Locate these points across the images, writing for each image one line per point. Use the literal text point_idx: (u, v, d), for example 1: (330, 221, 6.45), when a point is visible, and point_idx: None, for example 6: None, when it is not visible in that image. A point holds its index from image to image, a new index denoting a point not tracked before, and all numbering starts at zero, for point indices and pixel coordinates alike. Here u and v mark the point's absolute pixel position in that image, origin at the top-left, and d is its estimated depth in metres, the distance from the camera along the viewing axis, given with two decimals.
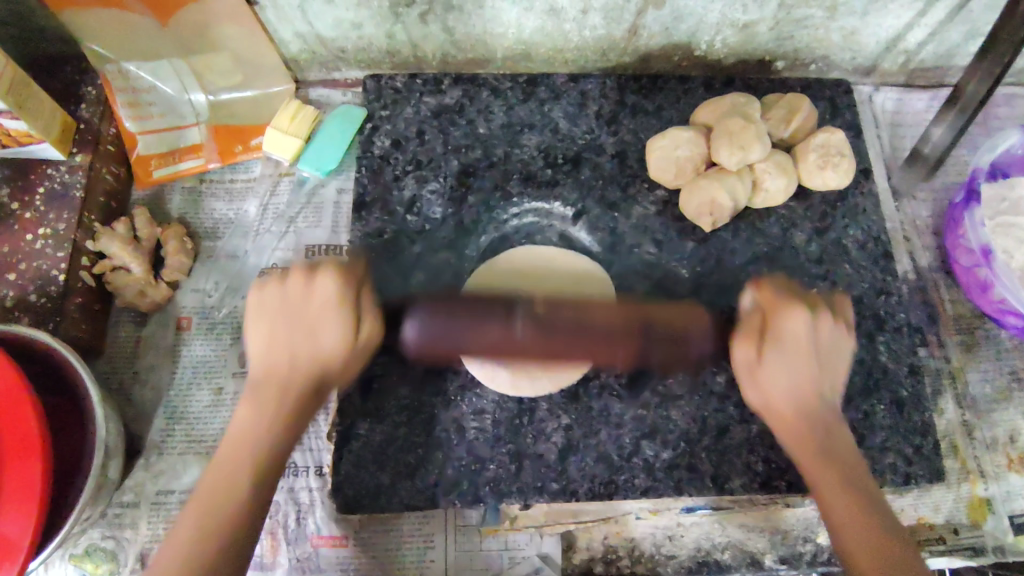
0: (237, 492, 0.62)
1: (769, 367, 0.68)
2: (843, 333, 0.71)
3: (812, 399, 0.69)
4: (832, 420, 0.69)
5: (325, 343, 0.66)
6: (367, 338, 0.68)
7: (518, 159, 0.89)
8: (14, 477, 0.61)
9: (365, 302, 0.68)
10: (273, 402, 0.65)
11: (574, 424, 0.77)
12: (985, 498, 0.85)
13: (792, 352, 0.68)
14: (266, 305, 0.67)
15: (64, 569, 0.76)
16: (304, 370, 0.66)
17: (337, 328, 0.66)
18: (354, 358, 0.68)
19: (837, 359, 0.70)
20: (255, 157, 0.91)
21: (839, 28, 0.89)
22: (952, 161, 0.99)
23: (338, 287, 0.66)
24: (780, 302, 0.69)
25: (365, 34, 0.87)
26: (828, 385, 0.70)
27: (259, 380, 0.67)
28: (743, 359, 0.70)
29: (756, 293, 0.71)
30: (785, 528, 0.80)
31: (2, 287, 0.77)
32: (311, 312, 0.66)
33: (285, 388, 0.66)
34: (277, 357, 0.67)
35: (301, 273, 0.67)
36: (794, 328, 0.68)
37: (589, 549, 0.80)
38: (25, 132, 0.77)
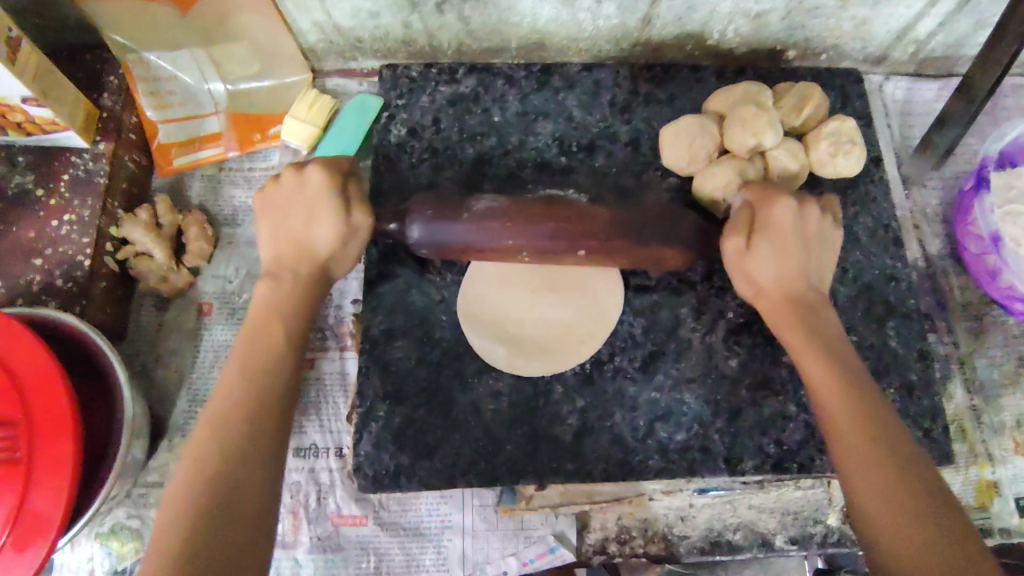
0: (267, 343, 0.66)
1: (760, 254, 0.72)
2: (828, 224, 0.75)
3: (799, 282, 0.72)
4: (821, 305, 0.72)
5: (319, 229, 0.70)
6: (359, 225, 0.71)
7: (533, 147, 0.90)
8: (47, 454, 0.62)
9: (353, 187, 0.72)
10: (287, 285, 0.69)
11: (589, 406, 0.79)
12: (991, 481, 0.86)
13: (778, 237, 0.72)
14: (266, 204, 0.72)
15: (91, 547, 0.77)
16: (309, 258, 0.71)
17: (327, 209, 0.70)
18: (352, 242, 0.71)
19: (825, 246, 0.74)
20: (273, 146, 0.93)
21: (851, 17, 0.90)
22: (962, 150, 1.00)
23: (324, 173, 0.71)
24: (766, 194, 0.74)
25: (382, 24, 0.89)
26: (815, 269, 0.74)
27: (272, 265, 0.71)
28: (734, 253, 0.73)
29: (745, 192, 0.76)
30: (796, 510, 0.82)
31: (29, 271, 0.79)
32: (303, 197, 0.71)
33: (296, 269, 0.70)
34: (282, 251, 0.71)
35: (292, 167, 0.73)
36: (781, 215, 0.72)
37: (603, 529, 0.80)
38: (50, 120, 0.78)
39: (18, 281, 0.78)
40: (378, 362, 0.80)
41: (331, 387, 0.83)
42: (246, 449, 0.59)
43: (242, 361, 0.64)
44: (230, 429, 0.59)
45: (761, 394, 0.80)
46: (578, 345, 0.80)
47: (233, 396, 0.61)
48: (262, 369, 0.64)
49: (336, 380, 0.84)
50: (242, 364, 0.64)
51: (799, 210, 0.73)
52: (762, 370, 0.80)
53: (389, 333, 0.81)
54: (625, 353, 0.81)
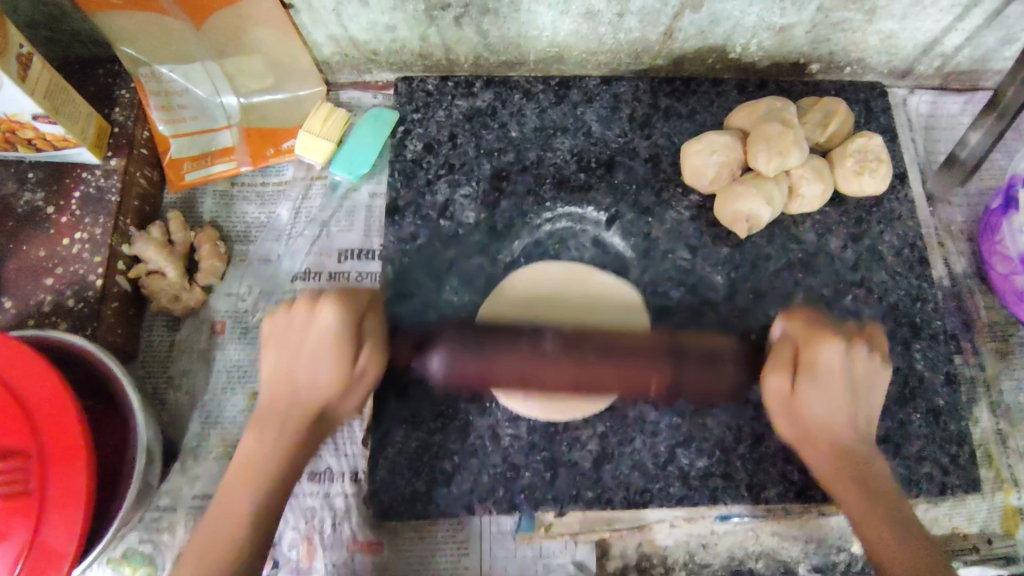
0: (245, 506, 0.63)
1: (805, 397, 0.68)
2: (877, 368, 0.71)
3: (845, 430, 0.68)
4: (867, 453, 0.68)
5: (320, 375, 0.66)
6: (365, 370, 0.68)
7: (551, 163, 0.88)
8: (60, 486, 0.61)
9: (366, 324, 0.69)
10: (274, 429, 0.66)
11: (609, 432, 0.77)
12: (1018, 508, 0.85)
13: (826, 379, 0.68)
14: (278, 334, 0.69)
15: (102, 573, 0.76)
16: (301, 409, 0.66)
17: (332, 365, 0.66)
18: (351, 390, 0.67)
19: (871, 392, 0.70)
20: (287, 160, 0.91)
21: (878, 31, 0.88)
22: (988, 166, 0.97)
23: (336, 319, 0.66)
24: (813, 335, 0.69)
25: (398, 37, 0.87)
26: (862, 417, 0.69)
27: (264, 409, 0.67)
28: (777, 392, 0.69)
29: (788, 326, 0.72)
30: (820, 538, 0.80)
31: (40, 291, 0.77)
32: (310, 346, 0.67)
33: (287, 418, 0.66)
34: (270, 412, 0.67)
35: (305, 303, 0.68)
36: (829, 358, 0.68)
37: (623, 556, 0.79)
38: (62, 136, 0.77)
39: (29, 301, 0.77)
40: (394, 385, 0.78)
41: None
42: None
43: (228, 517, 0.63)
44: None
45: None
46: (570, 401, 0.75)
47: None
48: (231, 544, 0.62)
49: None
50: (213, 533, 0.62)
51: (846, 353, 0.69)
52: None
53: None
54: None
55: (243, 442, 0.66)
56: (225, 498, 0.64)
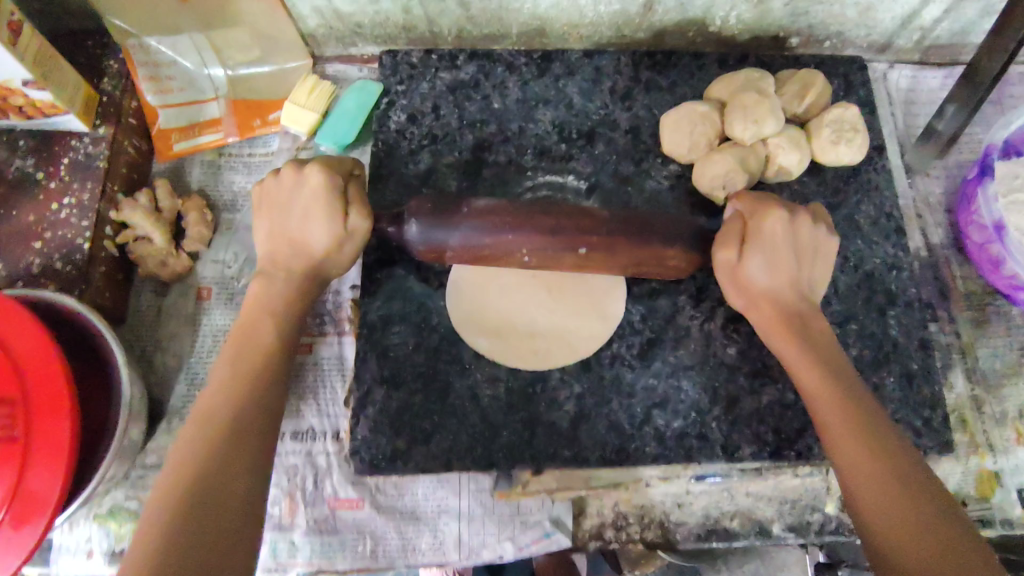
0: (254, 341, 0.68)
1: (753, 269, 0.71)
2: (823, 233, 0.75)
3: (791, 297, 0.72)
4: (804, 307, 0.73)
5: (314, 231, 0.71)
6: (353, 229, 0.72)
7: (532, 133, 0.90)
8: (45, 433, 0.63)
9: (351, 188, 0.72)
10: (277, 279, 0.72)
11: (586, 392, 0.79)
12: (993, 472, 0.85)
13: (770, 247, 0.72)
14: (262, 201, 0.74)
15: (89, 529, 0.78)
16: (301, 262, 0.72)
17: (323, 217, 0.70)
18: (345, 248, 0.72)
19: (817, 260, 0.75)
20: (273, 131, 0.93)
21: (855, 4, 0.90)
22: (966, 140, 0.99)
23: (325, 175, 0.70)
24: (756, 205, 0.73)
25: (382, 9, 0.88)
26: (806, 279, 0.74)
27: (266, 264, 0.73)
28: (725, 263, 0.72)
29: (738, 203, 0.74)
30: (794, 498, 0.81)
31: (29, 254, 0.79)
32: (300, 198, 0.72)
33: (289, 266, 0.72)
34: (274, 256, 0.73)
35: (291, 167, 0.73)
36: (772, 226, 0.71)
37: (599, 515, 0.80)
38: (50, 103, 0.78)
39: (18, 264, 0.79)
40: (376, 346, 0.80)
41: (329, 372, 0.84)
42: (212, 434, 0.60)
43: (229, 365, 0.66)
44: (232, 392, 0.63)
45: (759, 381, 0.79)
46: (532, 356, 0.79)
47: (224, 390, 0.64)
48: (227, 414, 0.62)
49: (333, 364, 0.84)
50: (236, 357, 0.67)
51: (790, 222, 0.73)
52: (760, 357, 0.80)
53: (386, 319, 0.81)
54: (623, 340, 0.81)
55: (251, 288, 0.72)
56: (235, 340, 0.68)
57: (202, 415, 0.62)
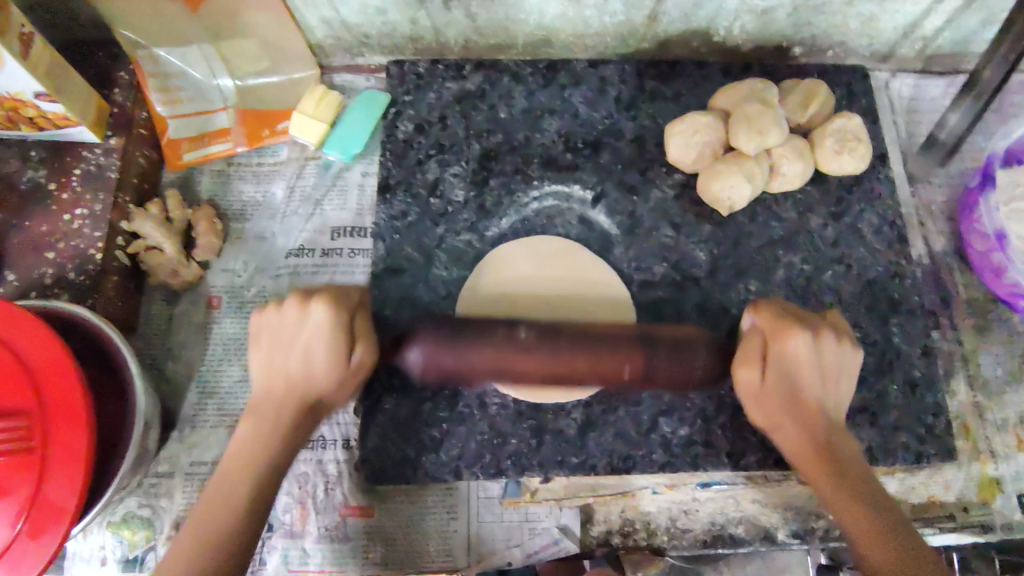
0: (236, 498, 0.64)
1: (773, 391, 0.70)
2: (848, 352, 0.73)
3: (818, 422, 0.70)
4: (835, 435, 0.70)
5: (318, 364, 0.68)
6: (359, 367, 0.69)
7: (538, 143, 0.91)
8: (62, 443, 0.64)
9: (359, 324, 0.70)
10: (266, 423, 0.67)
11: (593, 401, 0.80)
12: (994, 478, 0.86)
13: (793, 372, 0.70)
14: (264, 331, 0.70)
15: (102, 536, 0.79)
16: (293, 400, 0.68)
17: (327, 349, 0.67)
18: (347, 384, 0.69)
19: (841, 378, 0.72)
20: (281, 141, 0.93)
21: (858, 14, 0.90)
22: (968, 148, 0.99)
23: (329, 315, 0.67)
24: (780, 325, 0.71)
25: (389, 20, 0.89)
26: (832, 400, 0.72)
27: (258, 402, 0.69)
28: (749, 383, 0.71)
29: (756, 317, 0.73)
30: (798, 505, 0.82)
31: (42, 264, 0.80)
32: (303, 337, 0.68)
33: (279, 407, 0.68)
34: (271, 390, 0.69)
35: (297, 300, 0.69)
36: (795, 349, 0.70)
37: (607, 521, 0.81)
38: (63, 115, 0.79)
39: (31, 274, 0.80)
40: None
41: None
42: None
43: (208, 525, 0.62)
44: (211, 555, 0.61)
45: None
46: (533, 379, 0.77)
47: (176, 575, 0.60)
48: None
49: None
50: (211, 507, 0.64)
51: (814, 343, 0.71)
52: None
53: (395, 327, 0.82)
54: None
55: (239, 429, 0.68)
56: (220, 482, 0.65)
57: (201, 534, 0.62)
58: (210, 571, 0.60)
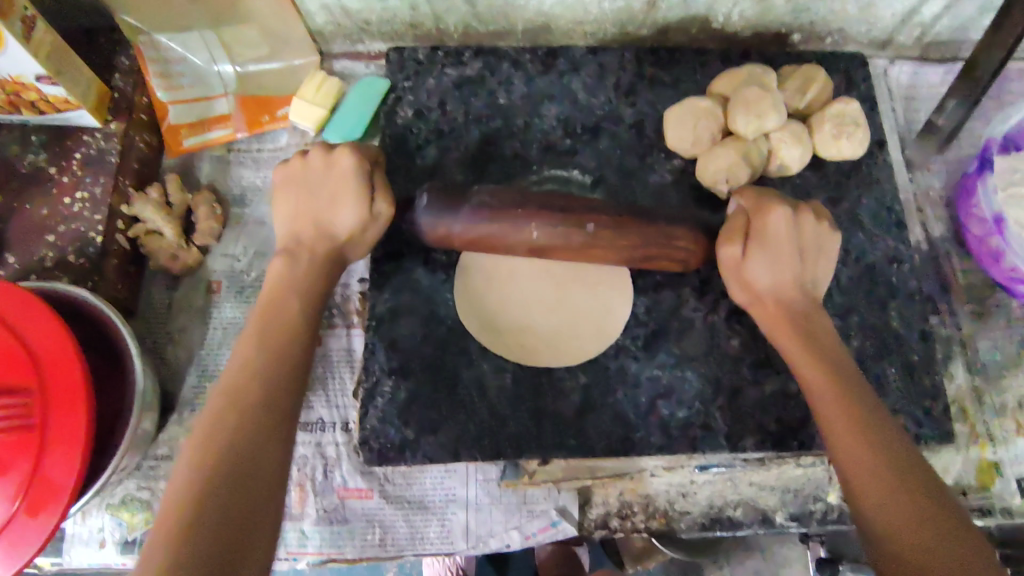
0: (282, 332, 0.66)
1: (754, 263, 0.73)
2: (825, 231, 0.76)
3: (792, 290, 0.74)
4: (806, 303, 0.74)
5: (345, 217, 0.73)
6: (380, 211, 0.74)
7: (538, 128, 0.91)
8: (61, 421, 0.64)
9: (379, 178, 0.75)
10: (300, 262, 0.72)
11: (592, 384, 0.80)
12: (993, 462, 0.86)
13: (771, 246, 0.74)
14: (291, 184, 0.75)
15: (101, 518, 0.79)
16: (324, 238, 0.74)
17: (350, 198, 0.73)
18: (371, 228, 0.74)
19: (821, 255, 0.76)
20: (282, 127, 0.94)
21: (856, 0, 0.91)
22: (966, 135, 1.00)
23: (354, 159, 0.74)
24: (760, 204, 0.75)
25: (389, 7, 0.90)
26: (810, 275, 0.76)
27: (290, 244, 0.74)
28: (729, 257, 0.74)
29: (740, 198, 0.77)
30: (797, 488, 0.82)
31: (43, 247, 0.80)
32: (330, 181, 0.74)
33: (313, 250, 0.73)
34: (301, 231, 0.74)
35: (321, 150, 0.76)
36: (774, 224, 0.74)
37: (605, 504, 0.81)
38: (63, 98, 0.80)
39: (32, 257, 0.80)
40: (384, 338, 0.81)
41: (338, 364, 0.85)
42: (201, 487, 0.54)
43: (266, 323, 0.67)
44: (208, 471, 0.54)
45: (763, 372, 0.80)
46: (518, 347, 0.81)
47: (233, 386, 0.61)
48: (245, 400, 0.60)
49: (342, 356, 0.85)
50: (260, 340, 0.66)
51: (794, 219, 0.75)
52: (764, 349, 0.81)
53: (394, 311, 0.82)
54: (628, 332, 0.82)
55: (274, 267, 0.72)
56: (268, 298, 0.69)
57: (246, 369, 0.62)
58: (260, 410, 0.60)
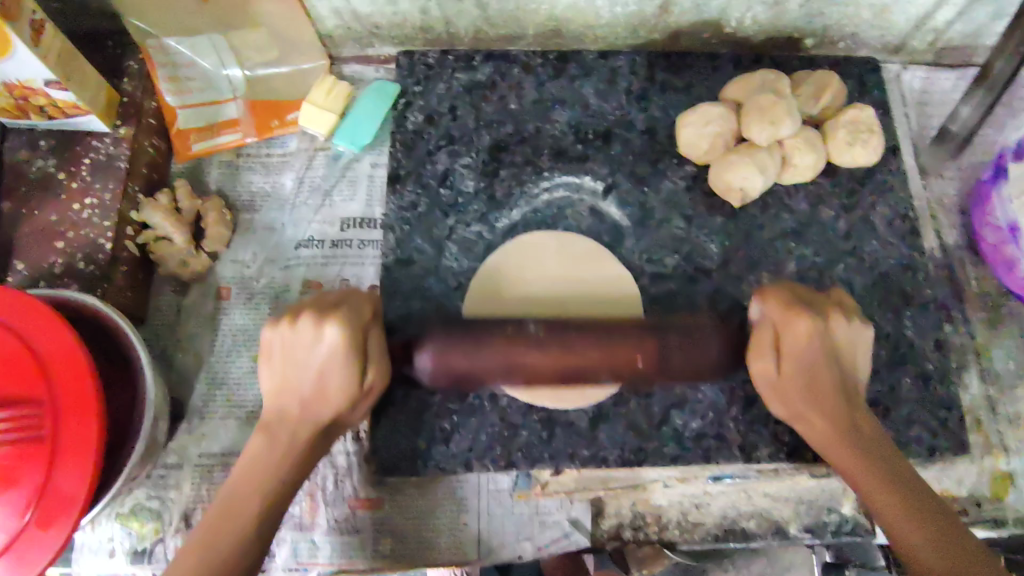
0: (246, 511, 0.64)
1: (789, 380, 0.70)
2: (859, 328, 0.72)
3: (837, 397, 0.70)
4: (853, 402, 0.71)
5: (330, 386, 0.67)
6: (370, 386, 0.68)
7: (549, 134, 0.90)
8: (73, 431, 0.63)
9: (371, 343, 0.67)
10: (281, 438, 0.67)
11: (604, 393, 0.79)
12: (1007, 473, 0.85)
13: (806, 361, 0.69)
14: (277, 346, 0.69)
15: (111, 527, 0.78)
16: (308, 422, 0.68)
17: (339, 379, 0.66)
18: (359, 404, 0.68)
19: (855, 356, 0.72)
20: (291, 132, 0.93)
21: (871, 6, 0.90)
22: (980, 141, 0.99)
23: (342, 333, 0.65)
24: (787, 313, 0.70)
25: (399, 11, 0.89)
26: (849, 371, 0.72)
27: (272, 417, 0.69)
28: (765, 379, 0.71)
29: (764, 305, 0.72)
30: (811, 499, 0.81)
31: (51, 254, 0.80)
32: (314, 361, 0.67)
33: (296, 430, 0.68)
34: (287, 407, 0.68)
35: (310, 319, 0.67)
36: (807, 339, 0.69)
37: (618, 515, 0.80)
38: (73, 104, 0.79)
39: (41, 263, 0.79)
40: None
41: None
42: None
43: (231, 512, 0.64)
44: (214, 571, 0.62)
45: None
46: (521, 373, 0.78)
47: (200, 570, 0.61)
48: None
49: None
50: (221, 517, 0.64)
51: (825, 326, 0.70)
52: None
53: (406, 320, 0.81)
54: None
55: (252, 440, 0.68)
56: (234, 490, 0.66)
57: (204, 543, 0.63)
58: None
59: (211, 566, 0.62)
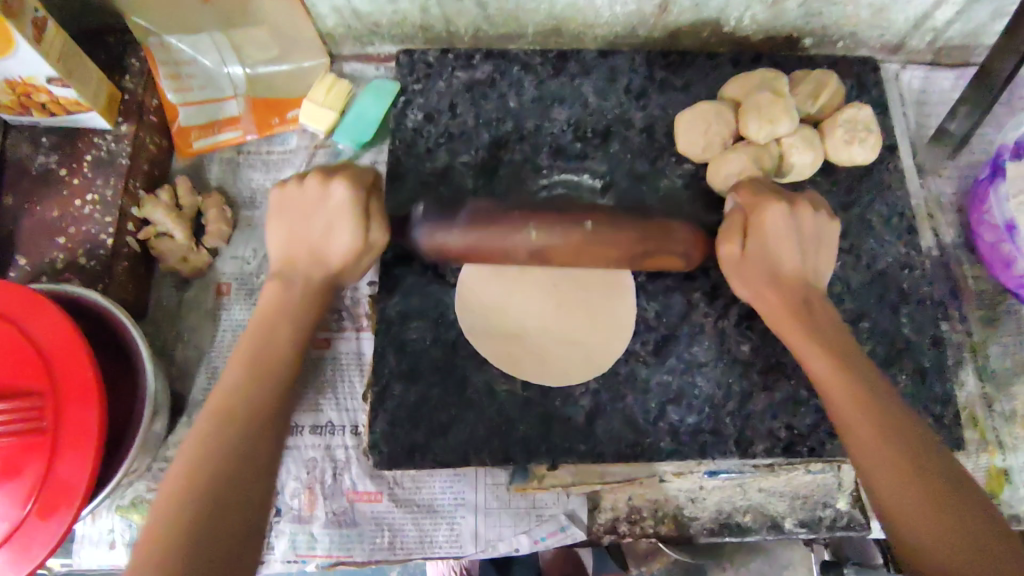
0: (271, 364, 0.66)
1: (754, 258, 0.74)
2: (825, 221, 0.77)
3: (799, 282, 0.73)
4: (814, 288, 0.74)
5: (338, 241, 0.72)
6: (373, 241, 0.74)
7: (548, 132, 0.90)
8: (73, 423, 0.64)
9: (374, 203, 0.74)
10: (295, 289, 0.72)
11: (601, 388, 0.80)
12: (1002, 469, 0.86)
13: (771, 240, 0.74)
14: (284, 205, 0.74)
15: (111, 520, 0.79)
16: (319, 267, 0.73)
17: (348, 227, 0.72)
18: (362, 258, 0.74)
19: (821, 249, 0.76)
20: (290, 130, 0.94)
21: (869, 5, 0.90)
22: (978, 140, 0.99)
23: (350, 188, 0.72)
24: (758, 199, 0.75)
25: (400, 9, 0.89)
26: (813, 268, 0.75)
27: (285, 268, 0.73)
28: (731, 258, 0.75)
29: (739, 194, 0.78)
30: (806, 494, 0.82)
31: (53, 249, 0.81)
32: (325, 210, 0.72)
33: (307, 277, 0.72)
34: (295, 255, 0.73)
35: (317, 175, 0.74)
36: (772, 219, 0.74)
37: (613, 508, 0.82)
38: (75, 100, 0.79)
39: (43, 258, 0.80)
40: (394, 342, 0.81)
41: (348, 366, 0.85)
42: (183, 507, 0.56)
43: (254, 360, 0.66)
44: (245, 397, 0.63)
45: (772, 377, 0.80)
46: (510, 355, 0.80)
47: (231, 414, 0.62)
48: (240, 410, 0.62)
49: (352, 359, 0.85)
50: (245, 358, 0.66)
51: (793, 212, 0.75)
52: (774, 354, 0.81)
53: (404, 315, 0.82)
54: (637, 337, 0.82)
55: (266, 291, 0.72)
56: (253, 332, 0.69)
57: (225, 398, 0.63)
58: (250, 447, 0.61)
59: (231, 410, 0.62)
